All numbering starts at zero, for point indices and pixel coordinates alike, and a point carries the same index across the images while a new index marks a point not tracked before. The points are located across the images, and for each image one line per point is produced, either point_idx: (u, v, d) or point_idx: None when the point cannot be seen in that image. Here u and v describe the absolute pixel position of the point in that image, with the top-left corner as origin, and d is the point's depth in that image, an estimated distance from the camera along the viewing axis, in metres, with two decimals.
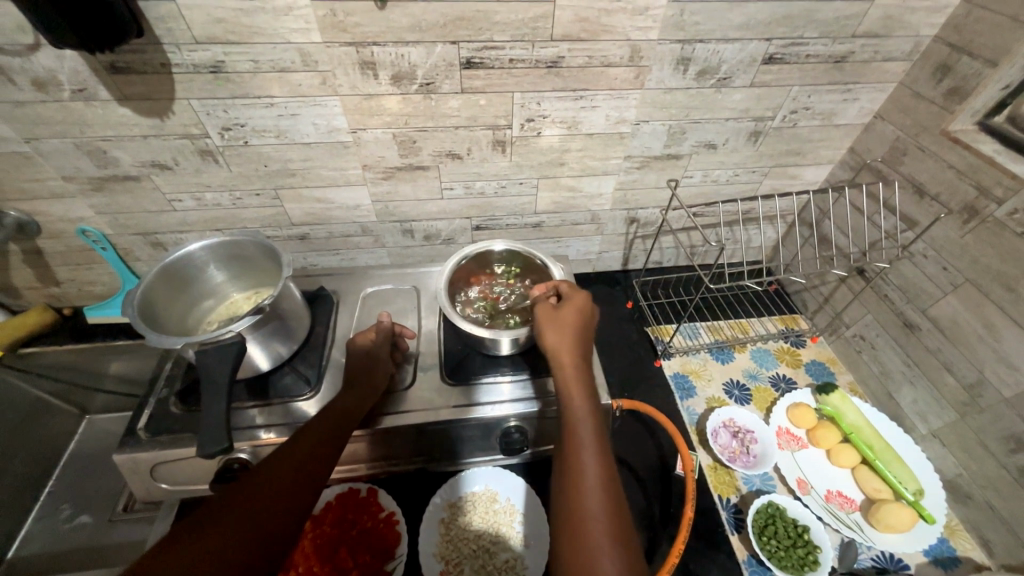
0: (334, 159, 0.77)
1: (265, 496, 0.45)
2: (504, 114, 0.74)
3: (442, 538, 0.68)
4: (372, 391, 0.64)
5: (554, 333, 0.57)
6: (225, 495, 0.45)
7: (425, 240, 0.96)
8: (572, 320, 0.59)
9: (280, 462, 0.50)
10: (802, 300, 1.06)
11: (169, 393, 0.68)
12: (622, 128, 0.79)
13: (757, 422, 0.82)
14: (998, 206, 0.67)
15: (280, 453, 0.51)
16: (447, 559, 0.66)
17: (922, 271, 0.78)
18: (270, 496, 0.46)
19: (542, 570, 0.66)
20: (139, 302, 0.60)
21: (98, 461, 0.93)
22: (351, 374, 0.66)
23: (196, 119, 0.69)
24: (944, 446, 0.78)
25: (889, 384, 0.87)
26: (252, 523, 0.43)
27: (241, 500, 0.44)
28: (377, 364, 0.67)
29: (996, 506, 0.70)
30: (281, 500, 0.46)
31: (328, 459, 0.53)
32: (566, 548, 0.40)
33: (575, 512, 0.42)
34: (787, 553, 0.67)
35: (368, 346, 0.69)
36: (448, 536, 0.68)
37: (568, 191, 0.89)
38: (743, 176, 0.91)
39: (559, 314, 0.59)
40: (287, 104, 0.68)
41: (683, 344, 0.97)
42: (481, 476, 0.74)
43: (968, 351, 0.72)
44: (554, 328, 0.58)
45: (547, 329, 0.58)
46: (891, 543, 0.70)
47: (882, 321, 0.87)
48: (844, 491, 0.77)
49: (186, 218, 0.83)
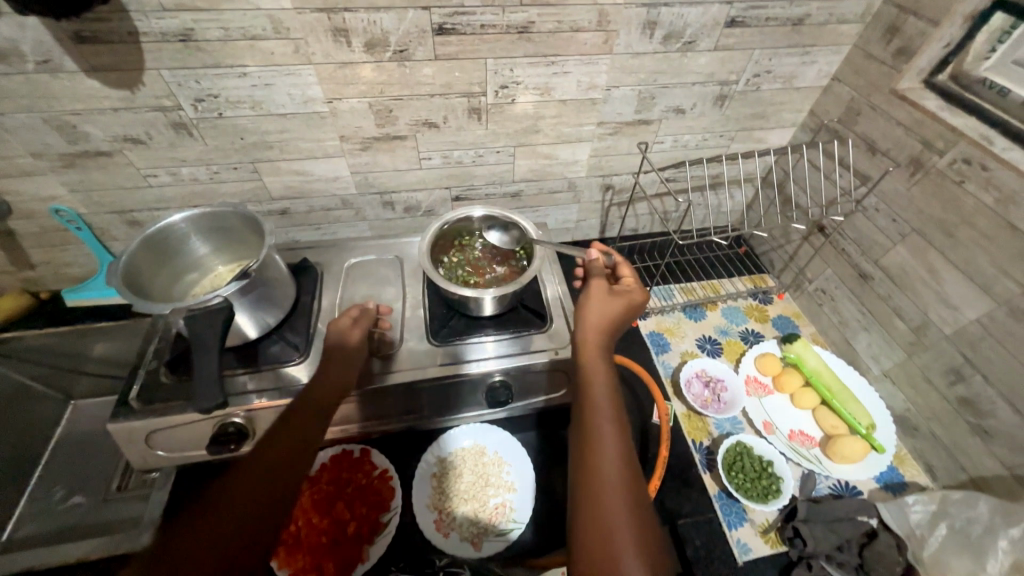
0: (311, 130, 0.77)
1: (252, 493, 0.46)
2: (478, 81, 0.76)
3: (433, 490, 0.72)
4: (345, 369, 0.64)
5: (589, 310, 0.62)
6: (209, 502, 0.44)
7: (406, 212, 0.97)
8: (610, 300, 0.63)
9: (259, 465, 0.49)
10: (769, 260, 1.11)
11: (159, 364, 0.69)
12: (594, 94, 0.81)
13: (726, 371, 0.88)
14: (939, 159, 0.72)
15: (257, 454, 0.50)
16: (440, 509, 0.70)
17: (875, 224, 0.84)
18: (257, 495, 0.46)
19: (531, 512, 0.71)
20: (123, 270, 0.60)
21: (87, 442, 0.94)
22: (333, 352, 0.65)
23: (167, 91, 0.68)
24: (894, 384, 0.85)
25: (847, 332, 0.93)
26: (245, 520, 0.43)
27: (235, 501, 0.45)
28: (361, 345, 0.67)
29: (939, 434, 0.77)
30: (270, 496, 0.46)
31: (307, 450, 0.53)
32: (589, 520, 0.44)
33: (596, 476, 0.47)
34: (753, 484, 0.73)
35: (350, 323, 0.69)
36: (439, 489, 0.72)
37: (544, 159, 0.91)
38: (711, 140, 0.95)
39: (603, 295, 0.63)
40: (261, 74, 0.68)
41: (658, 305, 1.02)
42: (467, 432, 0.78)
43: (914, 295, 0.78)
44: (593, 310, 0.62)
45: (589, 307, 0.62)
46: (846, 472, 0.77)
47: (840, 274, 0.93)
48: (805, 429, 0.83)
49: (161, 193, 0.83)
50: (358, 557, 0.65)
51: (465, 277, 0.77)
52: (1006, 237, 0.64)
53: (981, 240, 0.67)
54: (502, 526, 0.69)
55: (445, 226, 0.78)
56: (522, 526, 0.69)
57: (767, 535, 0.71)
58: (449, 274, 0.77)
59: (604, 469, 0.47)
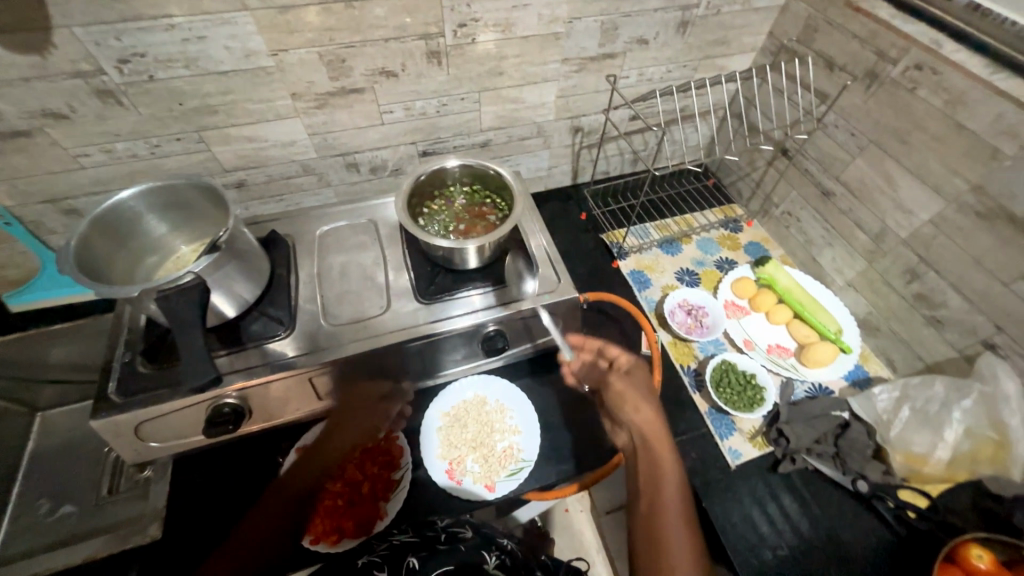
0: (258, 88, 0.71)
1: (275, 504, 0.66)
2: (434, 20, 0.71)
3: (442, 443, 0.73)
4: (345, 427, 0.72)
5: (632, 402, 0.70)
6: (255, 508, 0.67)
7: (372, 173, 0.92)
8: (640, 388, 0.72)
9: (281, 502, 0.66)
10: (736, 190, 1.14)
11: (134, 355, 0.65)
12: (556, 28, 0.78)
13: (707, 298, 0.92)
14: (893, 68, 0.74)
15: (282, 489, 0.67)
16: (451, 459, 0.72)
17: (835, 141, 0.87)
18: (281, 521, 0.65)
19: (538, 450, 0.73)
20: (74, 256, 0.55)
21: (67, 452, 0.90)
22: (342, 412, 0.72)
23: (85, 52, 0.60)
24: (857, 292, 0.91)
25: (813, 250, 0.98)
26: (259, 529, 0.64)
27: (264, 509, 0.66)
28: (376, 408, 0.73)
29: (898, 331, 0.84)
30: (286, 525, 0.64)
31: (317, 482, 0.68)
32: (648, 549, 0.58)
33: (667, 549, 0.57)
34: (739, 396, 0.79)
35: (365, 390, 0.72)
36: (447, 441, 0.73)
37: (511, 103, 0.88)
38: (676, 71, 0.94)
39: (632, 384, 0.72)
40: (192, 25, 0.62)
41: (636, 244, 1.04)
42: (467, 385, 0.79)
43: (873, 205, 0.83)
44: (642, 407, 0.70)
45: (636, 406, 0.70)
46: (819, 375, 0.84)
47: (804, 195, 0.97)
48: (781, 343, 0.89)
49: (98, 175, 0.75)
50: (376, 514, 0.66)
51: (446, 227, 0.76)
52: (955, 137, 0.68)
53: (932, 144, 0.71)
54: (513, 466, 0.71)
55: (421, 179, 0.76)
56: (531, 463, 0.72)
57: (755, 440, 0.77)
58: (431, 225, 0.76)
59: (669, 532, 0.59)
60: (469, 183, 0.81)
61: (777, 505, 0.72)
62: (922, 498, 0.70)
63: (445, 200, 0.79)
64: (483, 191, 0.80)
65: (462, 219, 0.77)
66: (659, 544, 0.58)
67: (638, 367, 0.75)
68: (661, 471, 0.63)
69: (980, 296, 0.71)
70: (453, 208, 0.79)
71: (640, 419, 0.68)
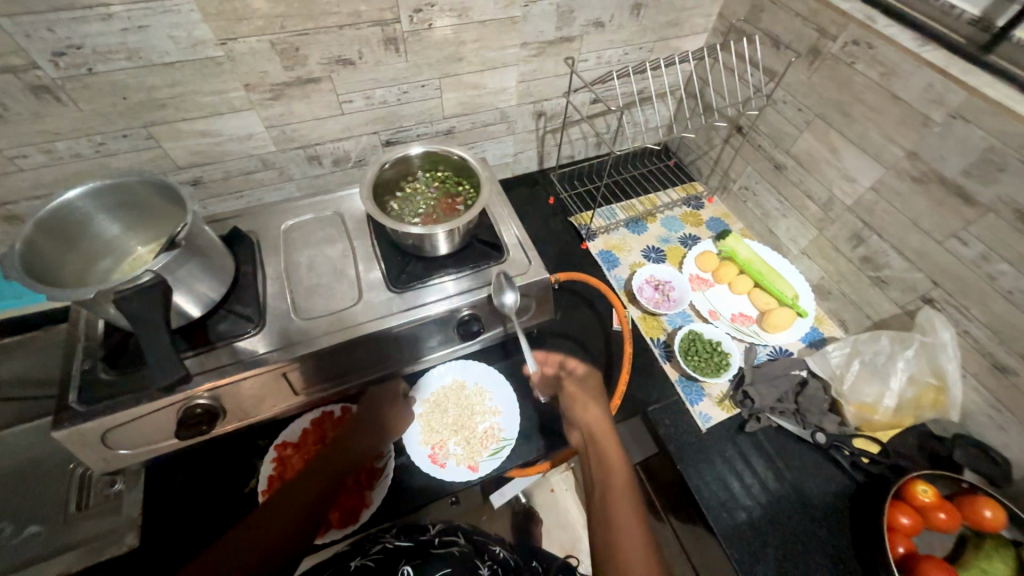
0: (208, 80, 0.69)
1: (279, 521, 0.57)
2: (388, 5, 0.70)
3: (424, 428, 0.74)
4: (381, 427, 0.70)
5: (582, 398, 0.68)
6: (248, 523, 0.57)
7: (335, 166, 0.91)
8: (594, 391, 0.70)
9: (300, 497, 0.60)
10: (697, 169, 1.18)
11: (94, 362, 0.62)
12: (513, 12, 0.79)
13: (673, 273, 0.95)
14: (833, 44, 0.78)
15: (295, 486, 0.61)
16: (433, 444, 0.73)
17: (784, 116, 0.91)
18: (278, 541, 0.55)
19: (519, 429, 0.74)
20: (20, 260, 0.53)
21: (25, 472, 0.85)
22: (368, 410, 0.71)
23: (14, 45, 0.57)
24: (810, 259, 0.96)
25: (769, 222, 1.03)
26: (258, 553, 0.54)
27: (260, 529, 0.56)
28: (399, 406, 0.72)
29: (848, 293, 0.90)
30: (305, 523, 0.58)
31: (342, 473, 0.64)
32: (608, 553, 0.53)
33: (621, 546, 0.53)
34: (707, 363, 0.83)
35: (390, 389, 0.73)
36: (429, 426, 0.74)
37: (473, 90, 0.88)
38: (633, 53, 0.96)
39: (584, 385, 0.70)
40: (131, 14, 0.59)
41: (603, 225, 1.07)
42: (447, 370, 0.80)
43: (821, 176, 0.88)
44: (590, 402, 0.68)
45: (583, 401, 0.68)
46: (779, 338, 0.89)
47: (759, 170, 1.01)
48: (744, 311, 0.94)
49: (39, 177, 0.71)
50: (361, 503, 0.66)
51: (413, 214, 0.77)
52: (890, 107, 0.73)
53: (871, 114, 0.76)
54: (495, 445, 0.72)
55: (385, 168, 0.75)
56: (513, 440, 0.73)
57: (723, 403, 0.81)
58: (397, 213, 0.76)
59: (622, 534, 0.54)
60: (437, 170, 0.81)
61: (745, 462, 0.76)
62: (874, 444, 0.77)
63: (413, 187, 0.80)
64: (452, 179, 0.80)
65: (429, 206, 0.78)
66: (615, 541, 0.53)
67: (594, 372, 0.73)
68: (611, 466, 0.61)
69: (917, 254, 0.76)
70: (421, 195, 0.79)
71: (588, 414, 0.67)
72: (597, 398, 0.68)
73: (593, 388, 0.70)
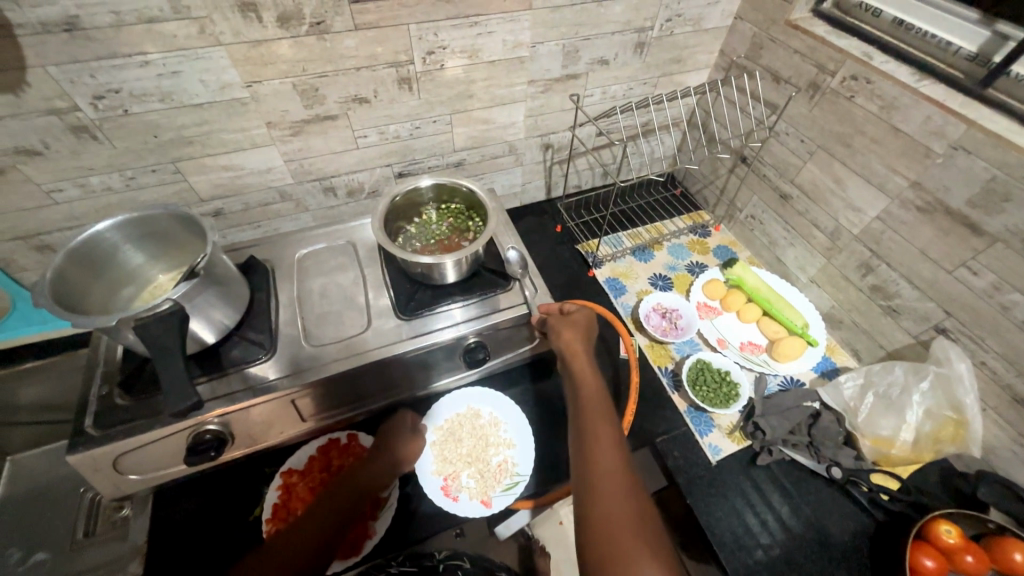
0: (233, 119, 0.73)
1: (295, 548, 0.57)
2: (403, 49, 0.74)
3: (439, 457, 0.74)
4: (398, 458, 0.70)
5: (569, 334, 0.71)
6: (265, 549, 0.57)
7: (349, 196, 0.94)
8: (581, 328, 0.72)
9: (308, 527, 0.59)
10: (703, 198, 1.20)
11: (112, 388, 0.64)
12: (520, 52, 0.83)
13: (680, 300, 0.95)
14: (832, 79, 0.80)
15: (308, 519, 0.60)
16: (445, 475, 0.72)
17: (787, 147, 0.93)
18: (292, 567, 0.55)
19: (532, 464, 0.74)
20: (50, 289, 0.55)
21: (39, 496, 0.87)
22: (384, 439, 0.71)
23: (58, 90, 0.62)
24: (819, 288, 0.96)
25: (777, 250, 1.03)
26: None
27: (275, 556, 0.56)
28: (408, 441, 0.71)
29: (859, 323, 0.89)
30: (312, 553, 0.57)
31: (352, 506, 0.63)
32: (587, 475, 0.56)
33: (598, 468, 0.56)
34: (716, 393, 0.82)
35: (400, 426, 0.73)
36: (444, 455, 0.74)
37: (482, 124, 0.92)
38: (637, 88, 1.00)
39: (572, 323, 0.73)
40: (165, 61, 0.63)
41: (610, 252, 1.08)
42: (461, 398, 0.80)
43: (826, 205, 0.89)
44: (575, 339, 0.71)
45: (569, 338, 0.71)
46: (791, 368, 0.88)
47: (765, 199, 1.02)
48: (753, 340, 0.93)
49: (73, 210, 0.75)
50: (365, 533, 0.66)
51: (423, 245, 0.79)
52: (892, 139, 0.74)
53: (873, 146, 0.77)
54: (508, 480, 0.72)
55: (396, 199, 0.78)
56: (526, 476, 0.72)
57: (734, 435, 0.79)
58: (408, 243, 0.79)
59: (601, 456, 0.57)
60: (449, 203, 0.84)
61: (759, 497, 0.74)
62: (893, 480, 0.74)
63: (426, 219, 0.83)
64: (463, 212, 0.83)
65: (439, 237, 0.80)
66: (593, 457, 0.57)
67: (588, 310, 0.75)
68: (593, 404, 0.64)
69: (928, 284, 0.75)
70: (432, 226, 0.82)
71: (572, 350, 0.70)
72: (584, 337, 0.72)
73: (583, 327, 0.72)
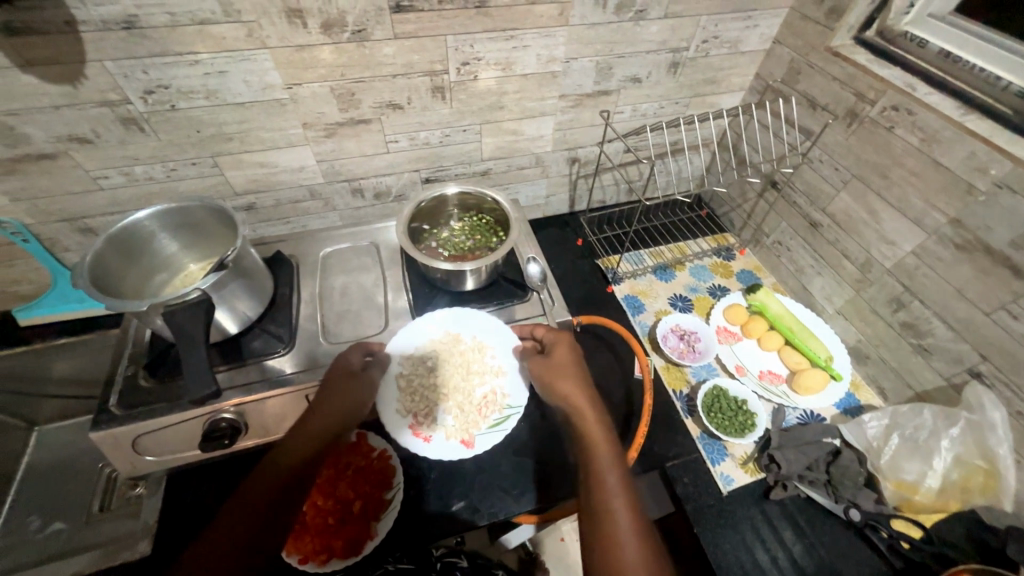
0: (271, 118, 0.75)
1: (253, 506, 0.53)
2: (439, 59, 0.76)
3: (403, 393, 0.68)
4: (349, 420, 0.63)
5: (557, 372, 0.66)
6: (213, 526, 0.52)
7: (376, 198, 0.96)
8: (568, 362, 0.67)
9: (259, 489, 0.55)
10: (729, 220, 1.18)
11: (137, 369, 0.66)
12: (554, 67, 0.83)
13: (699, 323, 0.94)
14: (871, 108, 0.78)
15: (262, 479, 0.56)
16: (415, 412, 0.67)
17: (820, 175, 0.91)
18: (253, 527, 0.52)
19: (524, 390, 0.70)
20: (88, 271, 0.58)
21: (61, 468, 0.90)
22: (333, 405, 0.62)
23: (113, 83, 0.65)
24: (846, 320, 0.93)
25: (804, 278, 1.01)
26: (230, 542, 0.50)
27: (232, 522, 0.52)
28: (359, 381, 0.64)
29: (887, 359, 0.86)
30: (271, 505, 0.54)
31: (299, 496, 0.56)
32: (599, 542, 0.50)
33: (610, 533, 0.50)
34: (731, 421, 0.80)
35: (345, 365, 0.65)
36: (412, 387, 0.68)
37: (511, 135, 0.93)
38: (668, 107, 0.99)
39: (556, 359, 0.67)
40: (214, 61, 0.66)
41: (630, 269, 1.07)
42: (438, 319, 0.74)
43: (858, 236, 0.86)
44: (566, 376, 0.65)
45: (558, 376, 0.65)
46: (811, 402, 0.85)
47: (794, 226, 1.00)
48: (773, 369, 0.91)
49: (116, 196, 0.79)
50: (366, 534, 0.64)
51: (443, 252, 0.81)
52: (932, 173, 0.72)
53: (911, 179, 0.75)
54: (497, 414, 0.68)
55: (422, 205, 0.79)
56: (519, 408, 0.68)
57: (746, 466, 0.77)
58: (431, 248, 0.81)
59: (614, 517, 0.51)
60: (479, 215, 0.85)
61: (771, 533, 0.71)
62: (914, 529, 0.70)
63: (454, 228, 0.85)
64: (490, 224, 0.84)
65: (461, 246, 0.82)
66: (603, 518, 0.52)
67: (568, 338, 0.69)
68: (595, 451, 0.58)
69: (964, 325, 0.72)
70: (459, 235, 0.84)
71: (565, 388, 0.64)
72: (576, 370, 0.66)
73: (568, 359, 0.67)
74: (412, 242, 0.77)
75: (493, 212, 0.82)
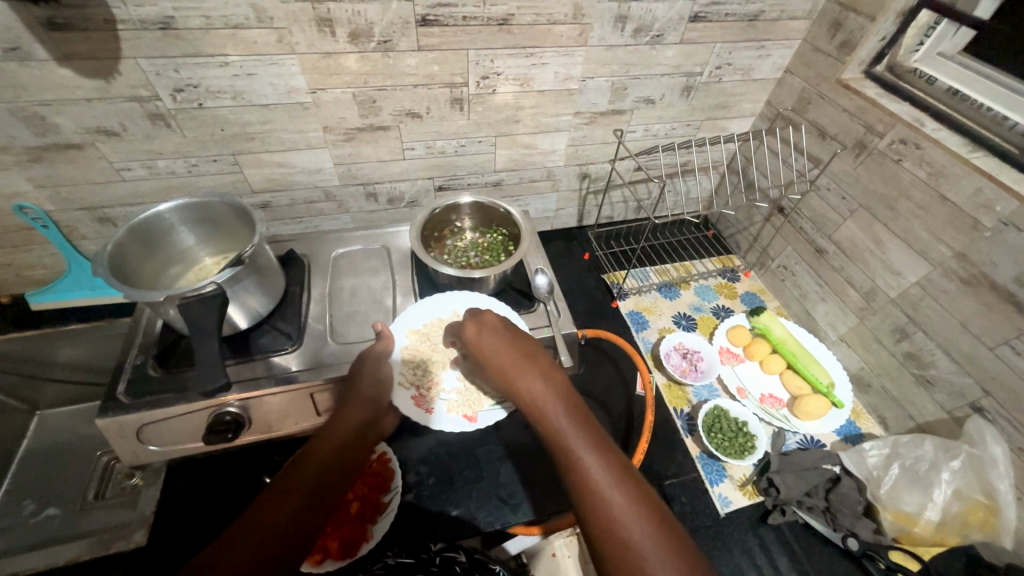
0: (294, 121, 0.78)
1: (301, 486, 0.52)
2: (460, 72, 0.78)
3: (408, 366, 0.70)
4: (376, 402, 0.63)
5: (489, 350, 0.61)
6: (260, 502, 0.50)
7: (389, 203, 0.98)
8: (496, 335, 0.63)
9: (301, 472, 0.53)
10: (735, 242, 1.19)
11: (146, 358, 0.67)
12: (570, 85, 0.86)
13: (703, 343, 0.94)
14: (880, 140, 0.80)
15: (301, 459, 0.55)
16: (418, 386, 0.69)
17: (828, 203, 0.92)
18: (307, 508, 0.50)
19: None
20: (108, 261, 0.59)
21: (59, 454, 0.90)
22: (361, 392, 0.63)
23: (145, 80, 0.67)
24: (849, 347, 0.93)
25: (807, 304, 1.01)
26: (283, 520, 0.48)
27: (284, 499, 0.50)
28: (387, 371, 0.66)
29: (888, 389, 0.86)
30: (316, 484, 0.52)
31: (337, 492, 0.53)
32: (584, 505, 0.47)
33: (589, 490, 0.47)
34: (731, 442, 0.79)
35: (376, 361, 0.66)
36: (418, 359, 0.71)
37: (524, 149, 0.95)
38: (680, 129, 1.01)
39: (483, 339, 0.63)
40: (243, 63, 0.68)
41: (635, 286, 1.08)
42: (449, 300, 0.78)
43: (864, 265, 0.87)
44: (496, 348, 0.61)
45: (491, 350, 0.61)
46: (812, 428, 0.85)
47: (799, 251, 1.01)
48: (774, 393, 0.91)
49: (137, 188, 0.81)
50: (362, 536, 0.64)
51: (449, 259, 0.83)
52: (938, 207, 0.73)
53: (918, 211, 0.76)
54: None
55: (435, 212, 0.81)
56: None
57: (745, 489, 0.77)
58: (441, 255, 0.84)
59: (586, 470, 0.48)
60: (496, 231, 0.86)
61: (766, 557, 0.71)
62: (912, 561, 0.69)
63: (469, 238, 0.87)
64: (503, 240, 0.85)
65: (467, 257, 0.84)
66: (578, 476, 0.48)
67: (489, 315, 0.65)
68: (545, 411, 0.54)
69: (967, 358, 0.73)
70: (470, 246, 0.86)
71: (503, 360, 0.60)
72: (506, 341, 0.62)
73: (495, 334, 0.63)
74: (424, 246, 0.81)
75: (508, 228, 0.84)
